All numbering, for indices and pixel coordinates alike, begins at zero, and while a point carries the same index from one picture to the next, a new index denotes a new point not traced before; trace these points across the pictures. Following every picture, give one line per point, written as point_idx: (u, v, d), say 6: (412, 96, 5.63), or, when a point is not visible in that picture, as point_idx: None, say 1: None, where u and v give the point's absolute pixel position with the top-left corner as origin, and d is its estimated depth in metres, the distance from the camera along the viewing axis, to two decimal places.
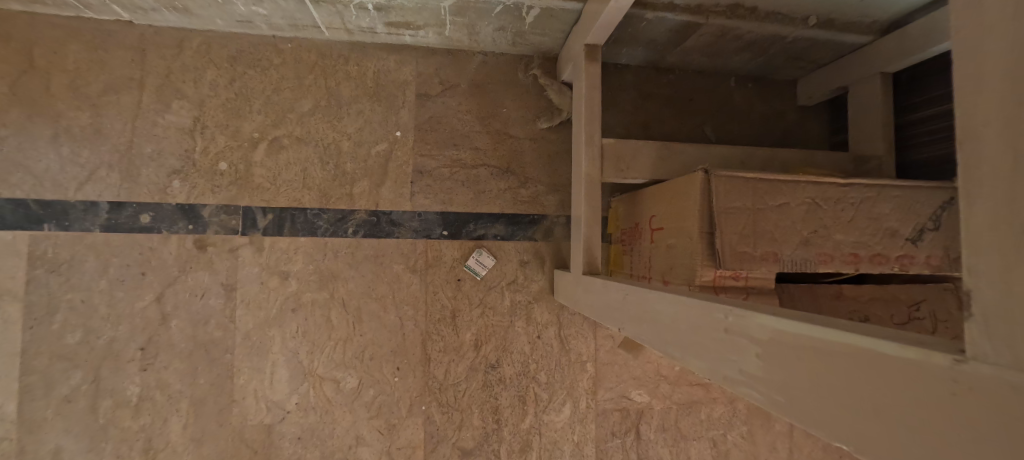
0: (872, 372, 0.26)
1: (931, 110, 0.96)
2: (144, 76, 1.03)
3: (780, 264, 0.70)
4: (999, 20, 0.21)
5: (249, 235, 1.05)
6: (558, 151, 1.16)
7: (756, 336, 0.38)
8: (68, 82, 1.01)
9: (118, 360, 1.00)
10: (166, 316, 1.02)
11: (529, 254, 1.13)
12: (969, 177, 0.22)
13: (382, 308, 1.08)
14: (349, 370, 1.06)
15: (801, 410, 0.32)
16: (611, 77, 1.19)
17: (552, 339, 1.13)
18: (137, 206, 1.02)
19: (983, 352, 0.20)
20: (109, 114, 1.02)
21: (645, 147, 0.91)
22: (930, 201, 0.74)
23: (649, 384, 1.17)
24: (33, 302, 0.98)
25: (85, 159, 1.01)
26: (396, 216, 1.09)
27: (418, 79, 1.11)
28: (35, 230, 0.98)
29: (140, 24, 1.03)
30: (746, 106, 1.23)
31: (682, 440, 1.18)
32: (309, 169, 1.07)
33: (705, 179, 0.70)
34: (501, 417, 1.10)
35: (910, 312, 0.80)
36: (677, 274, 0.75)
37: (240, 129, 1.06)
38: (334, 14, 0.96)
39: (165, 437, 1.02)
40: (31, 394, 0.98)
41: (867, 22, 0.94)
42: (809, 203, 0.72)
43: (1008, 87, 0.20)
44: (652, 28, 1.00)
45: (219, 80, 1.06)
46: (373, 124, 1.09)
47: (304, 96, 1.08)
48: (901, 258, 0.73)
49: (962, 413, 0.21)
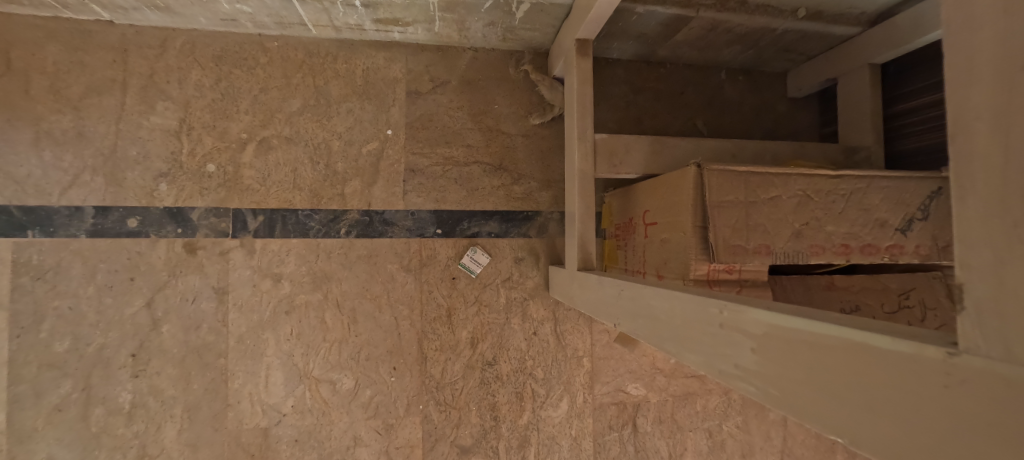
0: (870, 366, 0.26)
1: (920, 100, 0.97)
2: (127, 77, 1.01)
3: (773, 256, 0.71)
4: (991, 13, 0.20)
5: (240, 237, 1.03)
6: (551, 147, 1.15)
7: (752, 331, 0.38)
8: (48, 84, 0.98)
9: (109, 367, 0.99)
10: (156, 322, 1.00)
11: (523, 251, 1.12)
12: (962, 172, 0.22)
13: (377, 308, 1.07)
14: (345, 371, 1.06)
15: (794, 403, 0.33)
16: (602, 71, 1.18)
17: (548, 336, 1.13)
18: (124, 210, 1.00)
19: (975, 344, 0.20)
20: (91, 117, 1.00)
21: (639, 141, 0.90)
22: (919, 191, 0.74)
23: (645, 377, 1.18)
24: (20, 310, 0.96)
25: (69, 163, 0.98)
26: (389, 216, 1.08)
27: (409, 76, 1.10)
28: (19, 237, 0.96)
29: (122, 23, 1.00)
30: (737, 99, 1.23)
31: (678, 432, 1.19)
32: (299, 169, 1.06)
33: (698, 173, 0.70)
34: (499, 414, 1.10)
35: (900, 300, 0.81)
36: (672, 268, 0.75)
37: (227, 130, 1.04)
38: (321, 11, 0.94)
39: (160, 444, 1.00)
40: (21, 404, 0.96)
41: (856, 14, 0.94)
42: (801, 196, 0.72)
43: (1000, 82, 0.20)
44: (643, 22, 0.99)
45: (205, 79, 1.03)
46: (363, 123, 1.08)
47: (292, 95, 1.06)
48: (891, 248, 0.74)
49: (956, 406, 0.21)
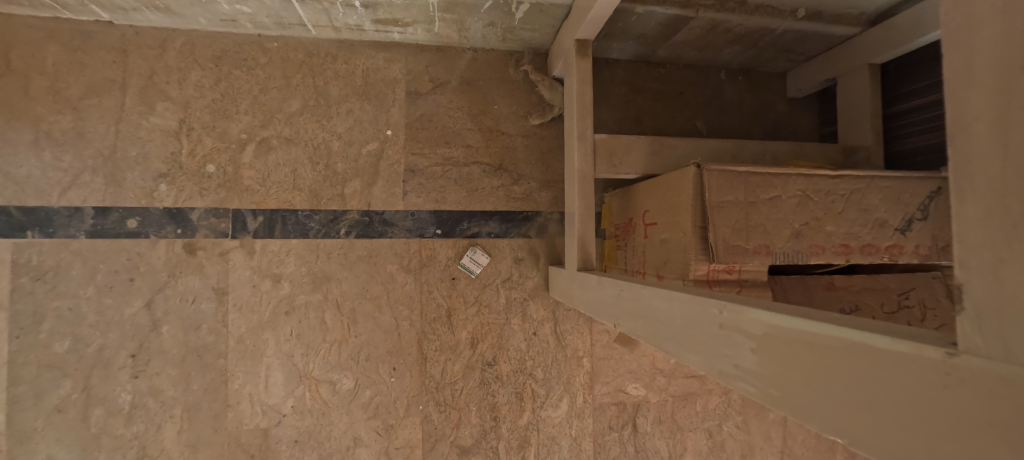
0: (869, 366, 0.26)
1: (919, 100, 0.97)
2: (126, 77, 1.01)
3: (773, 256, 0.71)
4: (989, 14, 0.20)
5: (239, 238, 1.03)
6: (551, 147, 1.15)
7: (752, 331, 0.38)
8: (47, 85, 0.98)
9: (109, 367, 0.99)
10: (156, 322, 1.00)
11: (523, 251, 1.12)
12: (962, 173, 0.22)
13: (377, 308, 1.07)
14: (344, 372, 1.06)
15: (794, 403, 0.33)
16: (602, 71, 1.19)
17: (548, 336, 1.13)
18: (124, 210, 1.00)
19: (974, 344, 0.20)
20: (91, 118, 0.99)
21: (638, 141, 0.90)
22: (918, 191, 0.74)
23: (645, 378, 1.18)
24: (20, 311, 0.96)
25: (69, 164, 0.98)
26: (389, 216, 1.08)
27: (408, 77, 1.10)
28: (19, 238, 0.96)
29: (121, 24, 1.00)
30: (737, 99, 1.23)
31: (678, 432, 1.19)
32: (299, 169, 1.06)
33: (698, 173, 0.70)
34: (499, 415, 1.10)
35: (900, 300, 0.81)
36: (672, 268, 0.75)
37: (227, 130, 1.04)
38: (321, 11, 0.94)
39: (160, 444, 1.00)
40: (20, 405, 0.96)
41: (855, 14, 0.94)
42: (800, 196, 0.72)
43: (999, 83, 0.20)
44: (642, 22, 0.99)
45: (205, 80, 1.03)
46: (363, 123, 1.08)
47: (292, 95, 1.06)
48: (890, 248, 0.74)
49: (956, 406, 0.21)
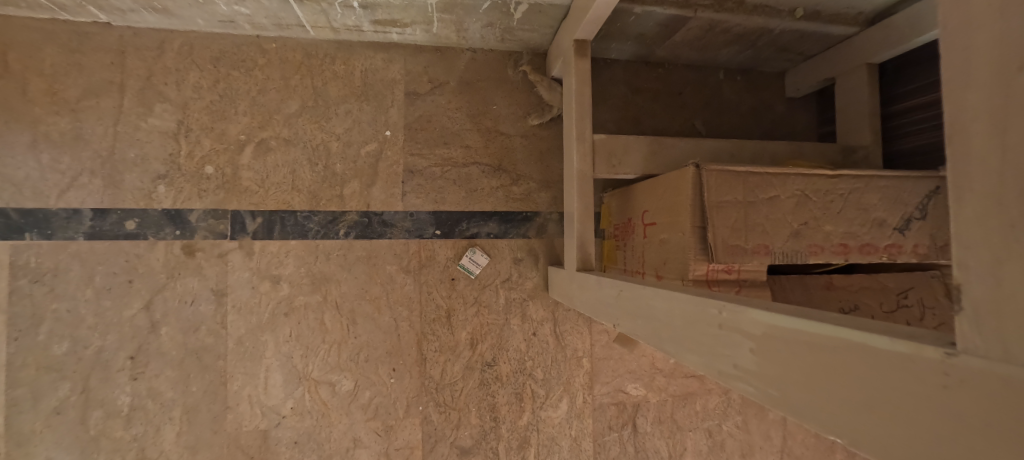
0: (868, 366, 0.26)
1: (917, 99, 0.97)
2: (125, 79, 1.01)
3: (772, 256, 0.71)
4: (987, 14, 0.20)
5: (238, 239, 1.03)
6: (550, 148, 1.15)
7: (751, 331, 0.38)
8: (45, 87, 0.98)
9: (108, 369, 0.98)
10: (155, 324, 1.00)
11: (522, 252, 1.12)
12: (959, 173, 0.22)
13: (376, 309, 1.07)
14: (344, 373, 1.05)
15: (793, 404, 0.33)
16: (601, 72, 1.19)
17: (548, 336, 1.13)
18: (122, 212, 1.00)
19: (973, 344, 0.20)
20: (89, 119, 0.99)
21: (637, 141, 0.90)
22: (917, 191, 0.74)
23: (644, 378, 1.18)
24: (18, 313, 0.96)
25: (66, 166, 0.98)
26: (388, 217, 1.08)
27: (407, 77, 1.10)
28: (17, 239, 0.96)
29: (119, 25, 1.00)
30: (735, 99, 1.23)
31: (678, 432, 1.19)
32: (298, 170, 1.05)
33: (697, 174, 0.70)
34: (499, 415, 1.10)
35: (899, 299, 0.82)
36: (671, 268, 0.75)
37: (225, 131, 1.04)
38: (319, 12, 0.94)
39: (159, 446, 1.00)
40: (19, 407, 0.96)
41: (853, 14, 0.95)
42: (799, 196, 0.72)
43: (997, 82, 0.20)
44: (641, 22, 0.99)
45: (203, 81, 1.03)
46: (362, 124, 1.08)
47: (291, 96, 1.06)
48: (889, 248, 0.74)
49: (955, 406, 0.21)
